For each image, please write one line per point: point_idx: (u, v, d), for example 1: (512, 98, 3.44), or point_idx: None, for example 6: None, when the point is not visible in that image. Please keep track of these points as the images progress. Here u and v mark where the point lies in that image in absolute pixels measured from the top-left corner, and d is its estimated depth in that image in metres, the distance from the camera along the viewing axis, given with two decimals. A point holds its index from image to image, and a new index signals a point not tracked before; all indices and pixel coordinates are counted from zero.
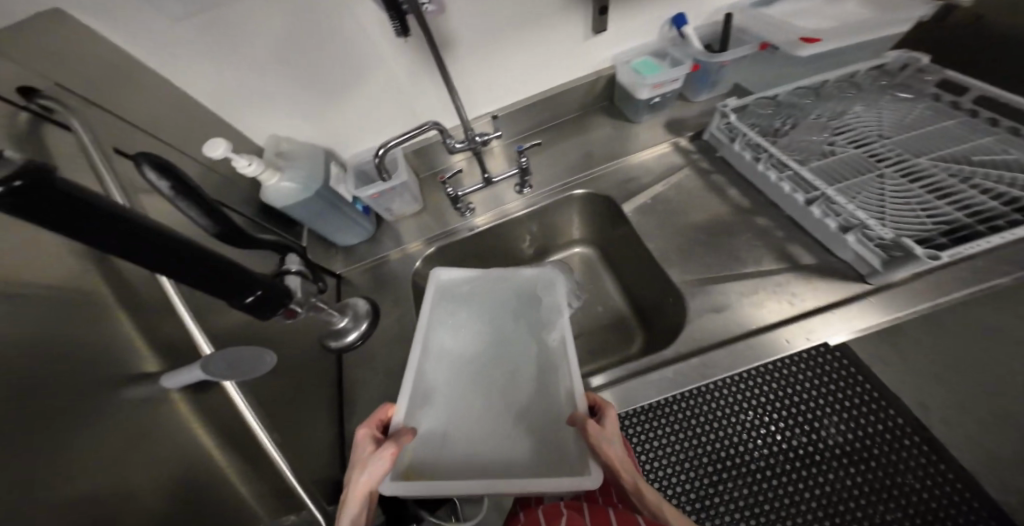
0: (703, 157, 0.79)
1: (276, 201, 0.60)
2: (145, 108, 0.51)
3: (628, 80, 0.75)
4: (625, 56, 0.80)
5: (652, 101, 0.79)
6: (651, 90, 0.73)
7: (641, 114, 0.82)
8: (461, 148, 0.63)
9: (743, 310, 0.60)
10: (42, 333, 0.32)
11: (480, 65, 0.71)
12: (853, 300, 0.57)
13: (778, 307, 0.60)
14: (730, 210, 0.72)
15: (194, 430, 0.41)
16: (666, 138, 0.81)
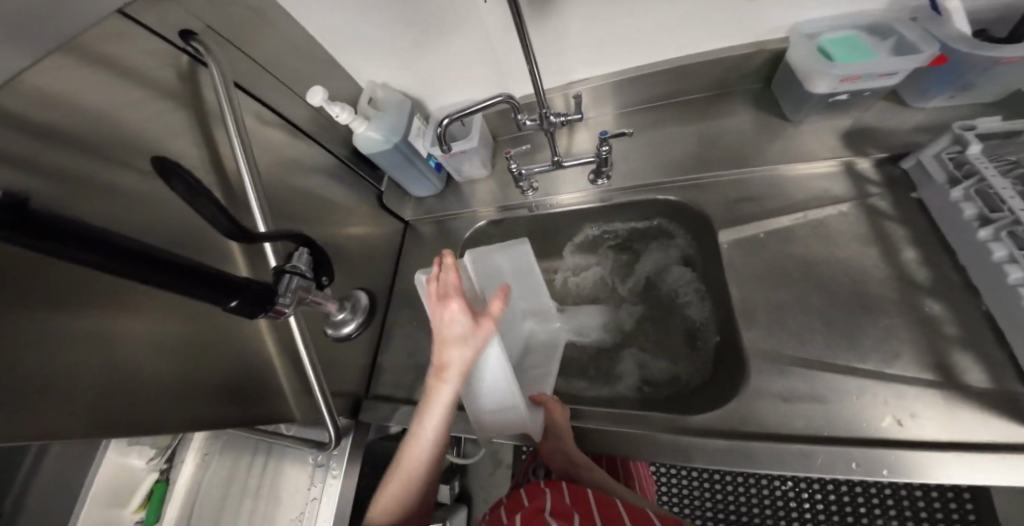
0: (879, 188, 0.54)
1: (364, 146, 0.67)
2: (271, 50, 0.57)
3: (802, 62, 0.52)
4: (818, 24, 0.54)
5: (832, 98, 0.54)
6: (835, 85, 0.50)
7: (806, 114, 0.58)
8: (530, 127, 0.56)
9: (816, 411, 0.45)
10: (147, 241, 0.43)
11: (594, 24, 0.58)
12: (1003, 455, 0.38)
13: (869, 427, 0.43)
14: (882, 276, 0.50)
15: (258, 327, 0.54)
16: (829, 147, 0.57)
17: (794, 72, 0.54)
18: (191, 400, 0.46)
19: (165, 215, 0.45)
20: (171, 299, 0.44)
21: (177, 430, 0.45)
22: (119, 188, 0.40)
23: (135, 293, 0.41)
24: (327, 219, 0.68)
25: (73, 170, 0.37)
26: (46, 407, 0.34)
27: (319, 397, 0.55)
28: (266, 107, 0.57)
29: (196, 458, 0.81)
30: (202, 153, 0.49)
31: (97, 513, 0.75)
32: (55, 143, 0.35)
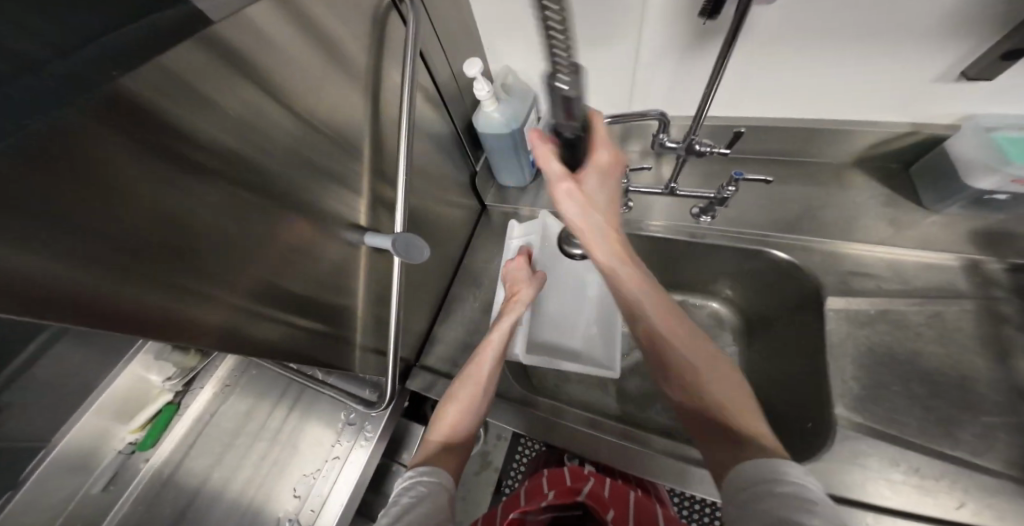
0: (981, 291, 0.56)
1: (481, 126, 0.70)
2: (446, 15, 0.60)
3: (968, 155, 0.55)
4: (993, 119, 0.56)
5: (986, 197, 0.56)
6: (1003, 183, 0.53)
7: (946, 207, 0.61)
8: (670, 148, 0.59)
9: (905, 489, 0.45)
10: (314, 156, 0.42)
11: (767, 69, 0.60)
12: None
13: (931, 502, 0.44)
14: (980, 377, 0.50)
15: (357, 267, 0.55)
16: (933, 243, 0.60)
17: (954, 159, 0.57)
18: (285, 325, 0.44)
19: (326, 156, 0.44)
20: (304, 214, 0.43)
21: (265, 355, 0.43)
22: (291, 131, 0.38)
23: (278, 227, 0.39)
24: (432, 190, 0.69)
25: (257, 113, 0.34)
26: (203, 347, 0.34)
27: (394, 357, 0.56)
28: (430, 77, 0.60)
29: (215, 387, 0.78)
30: (370, 110, 0.50)
31: (100, 422, 0.71)
32: (253, 84, 0.32)
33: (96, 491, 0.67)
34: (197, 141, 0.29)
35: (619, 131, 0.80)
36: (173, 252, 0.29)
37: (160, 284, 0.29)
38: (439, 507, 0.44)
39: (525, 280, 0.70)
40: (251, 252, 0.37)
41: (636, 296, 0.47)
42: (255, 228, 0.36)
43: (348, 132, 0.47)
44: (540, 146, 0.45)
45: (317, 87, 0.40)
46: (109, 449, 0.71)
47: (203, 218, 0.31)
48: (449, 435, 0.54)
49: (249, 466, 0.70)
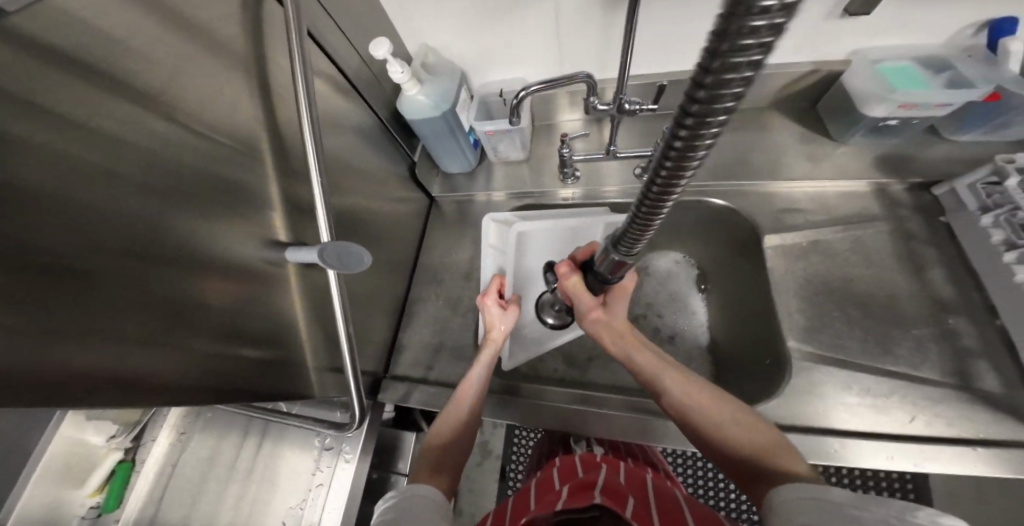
0: (892, 210, 0.62)
1: (406, 111, 0.66)
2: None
3: (861, 88, 0.59)
4: (876, 53, 0.60)
5: (881, 122, 0.61)
6: (892, 110, 0.57)
7: (853, 136, 0.65)
8: (602, 110, 0.58)
9: (861, 411, 0.52)
10: (206, 175, 0.39)
11: (673, 21, 0.62)
12: (956, 440, 0.49)
13: (855, 413, 0.52)
14: (888, 288, 0.58)
15: (289, 286, 0.52)
16: (849, 173, 0.65)
17: (850, 93, 0.61)
18: (209, 356, 0.42)
19: (221, 170, 0.41)
20: (205, 237, 0.40)
21: (194, 390, 0.40)
22: (174, 145, 0.35)
23: (177, 254, 0.37)
24: (364, 189, 0.65)
25: (116, 129, 0.30)
26: (103, 391, 0.32)
27: (347, 369, 0.54)
28: (333, 66, 0.56)
29: (172, 435, 0.74)
30: (263, 116, 0.46)
31: (47, 492, 0.64)
32: (110, 92, 0.30)
33: None
34: (42, 162, 0.26)
35: (553, 98, 0.78)
36: (36, 291, 0.27)
37: (27, 325, 0.26)
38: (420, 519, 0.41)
39: (498, 318, 0.65)
40: (149, 284, 0.35)
41: (660, 371, 0.53)
42: (144, 257, 0.34)
43: (241, 136, 0.43)
44: (569, 275, 0.62)
45: (191, 96, 0.36)
46: (69, 517, 0.66)
47: (69, 251, 0.28)
48: (439, 464, 0.51)
49: (226, 511, 0.67)
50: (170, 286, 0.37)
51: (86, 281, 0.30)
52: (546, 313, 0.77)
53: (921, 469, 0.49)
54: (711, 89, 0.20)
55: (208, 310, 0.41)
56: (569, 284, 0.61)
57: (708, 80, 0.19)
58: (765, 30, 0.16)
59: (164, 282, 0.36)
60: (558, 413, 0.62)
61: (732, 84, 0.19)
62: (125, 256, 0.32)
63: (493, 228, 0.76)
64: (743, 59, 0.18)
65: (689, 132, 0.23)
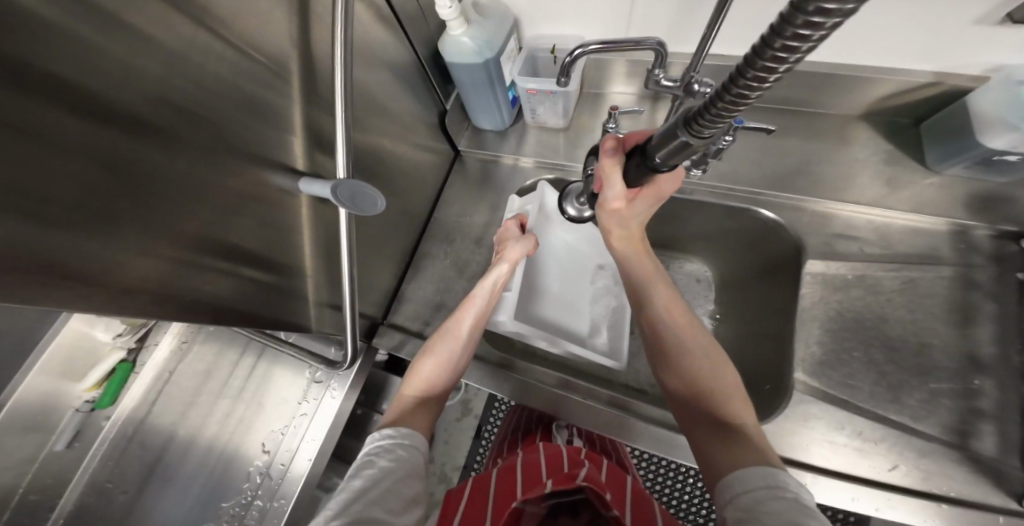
0: (951, 255, 0.56)
1: (448, 52, 0.60)
2: None
3: (990, 112, 0.51)
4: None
5: (995, 157, 0.54)
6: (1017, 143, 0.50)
7: (950, 167, 0.59)
8: (666, 87, 0.51)
9: (845, 451, 0.50)
10: (226, 83, 0.35)
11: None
12: (949, 501, 0.47)
13: (853, 455, 0.50)
14: (923, 338, 0.54)
15: (299, 219, 0.50)
16: (916, 207, 0.59)
17: (972, 117, 0.53)
18: (216, 277, 0.41)
19: (238, 80, 0.37)
20: (222, 152, 0.37)
21: (199, 310, 0.40)
22: (196, 45, 0.31)
23: (182, 165, 0.33)
24: (390, 130, 0.61)
25: (138, 18, 0.27)
26: (102, 299, 0.30)
27: (348, 313, 0.53)
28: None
29: (173, 343, 0.74)
30: (297, 31, 0.41)
31: (47, 384, 0.66)
32: None
33: (60, 448, 0.66)
34: (57, 50, 0.23)
35: (609, 65, 0.71)
36: (27, 175, 0.23)
37: (8, 209, 0.23)
38: (410, 477, 0.42)
39: (512, 242, 0.63)
40: (162, 200, 0.33)
41: (653, 282, 0.54)
42: (146, 162, 0.30)
43: (269, 46, 0.38)
44: (609, 155, 0.47)
45: None
46: (67, 405, 0.68)
47: (68, 139, 0.25)
48: (422, 392, 0.52)
49: (214, 422, 0.69)
50: (184, 201, 0.35)
51: (80, 176, 0.26)
52: (568, 204, 0.68)
53: (899, 519, 0.47)
54: (772, 57, 0.18)
55: (217, 229, 0.39)
56: (607, 169, 0.47)
57: (774, 48, 0.18)
58: (834, 13, 0.15)
59: (178, 197, 0.34)
60: (545, 396, 0.61)
61: (790, 55, 0.18)
62: (127, 155, 0.29)
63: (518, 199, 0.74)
64: (819, 23, 0.15)
65: (775, 49, 0.17)
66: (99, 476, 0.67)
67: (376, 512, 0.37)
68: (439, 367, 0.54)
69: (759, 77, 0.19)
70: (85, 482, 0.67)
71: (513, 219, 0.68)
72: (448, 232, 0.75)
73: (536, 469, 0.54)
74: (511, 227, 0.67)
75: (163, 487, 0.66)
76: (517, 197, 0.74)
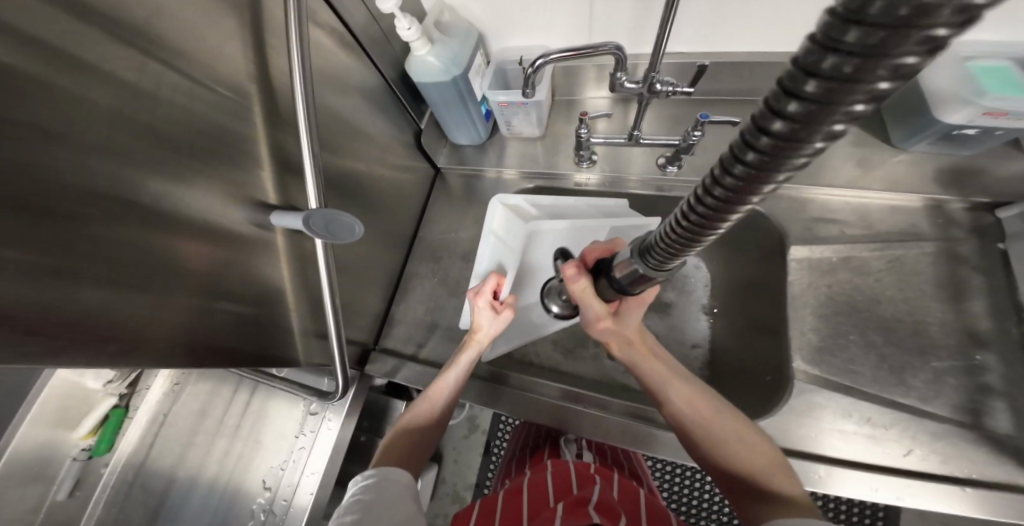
0: (936, 230, 0.56)
1: (415, 73, 0.61)
2: None
3: (941, 92, 0.53)
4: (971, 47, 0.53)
5: (955, 131, 0.54)
6: (974, 115, 0.51)
7: (915, 144, 0.58)
8: (630, 88, 0.52)
9: (856, 439, 0.49)
10: (190, 121, 0.36)
11: None
12: (967, 482, 0.45)
13: (863, 442, 0.48)
14: (916, 315, 0.54)
15: (277, 251, 0.50)
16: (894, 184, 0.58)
17: (930, 95, 0.54)
18: (196, 313, 0.40)
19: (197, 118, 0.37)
20: (193, 189, 0.37)
21: (178, 346, 0.39)
22: (152, 82, 0.32)
23: (142, 217, 0.33)
24: (364, 156, 0.61)
25: (84, 60, 0.27)
26: (68, 339, 0.30)
27: (333, 340, 0.52)
28: (339, 17, 0.51)
29: (166, 385, 0.74)
30: (254, 66, 0.42)
31: (43, 433, 0.66)
32: (77, 21, 0.26)
33: (62, 498, 0.66)
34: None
35: (577, 72, 0.72)
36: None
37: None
38: (396, 503, 0.42)
39: (489, 321, 0.58)
40: (132, 235, 0.33)
41: (664, 379, 0.49)
42: (104, 216, 0.30)
43: (227, 83, 0.39)
44: (577, 280, 0.48)
45: (168, 29, 0.33)
46: (64, 455, 0.67)
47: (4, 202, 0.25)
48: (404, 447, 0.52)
49: (213, 463, 0.68)
50: (155, 236, 0.35)
51: (20, 236, 0.26)
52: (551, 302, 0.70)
53: (917, 505, 0.45)
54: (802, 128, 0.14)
55: (195, 263, 0.39)
56: (580, 292, 0.48)
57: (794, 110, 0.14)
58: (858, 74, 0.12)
59: (149, 233, 0.34)
60: (544, 407, 0.60)
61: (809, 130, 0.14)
62: (89, 193, 0.29)
63: (500, 213, 0.69)
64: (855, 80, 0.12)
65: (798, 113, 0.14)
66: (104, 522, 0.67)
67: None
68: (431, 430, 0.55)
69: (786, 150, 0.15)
70: None
71: (487, 283, 0.60)
72: (436, 250, 0.75)
73: (541, 492, 0.53)
74: (482, 305, 0.59)
75: None
76: (500, 205, 0.69)
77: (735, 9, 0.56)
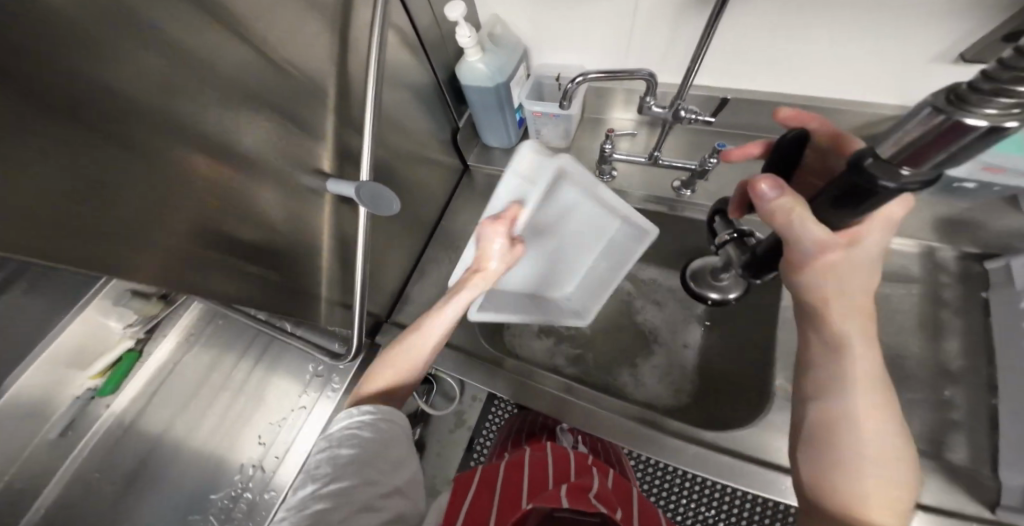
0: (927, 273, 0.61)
1: (465, 78, 0.66)
2: None
3: None
4: None
5: (956, 183, 0.60)
6: (974, 170, 0.56)
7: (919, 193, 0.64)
8: (656, 113, 0.57)
9: None
10: (262, 96, 0.41)
11: (754, 40, 0.61)
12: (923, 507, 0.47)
13: None
14: (897, 350, 0.58)
15: (323, 216, 0.55)
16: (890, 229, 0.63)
17: None
18: (246, 263, 0.45)
19: (276, 93, 0.42)
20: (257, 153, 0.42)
21: (230, 291, 0.44)
22: (240, 64, 0.37)
23: (205, 178, 0.37)
24: (406, 146, 0.66)
25: (187, 43, 0.32)
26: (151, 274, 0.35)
27: (358, 307, 0.56)
28: (408, 20, 0.58)
29: (178, 337, 0.77)
30: (336, 53, 0.48)
31: (53, 371, 0.67)
32: (187, 9, 0.31)
33: (53, 437, 0.66)
34: (117, 64, 0.28)
35: (608, 95, 0.78)
36: (25, 170, 0.25)
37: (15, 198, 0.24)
38: (396, 446, 0.46)
39: (501, 255, 0.55)
40: (204, 193, 0.37)
41: (852, 347, 0.39)
42: (174, 173, 0.34)
43: (307, 64, 0.45)
44: (777, 197, 0.37)
45: (263, 15, 0.38)
46: (68, 393, 0.68)
47: (79, 143, 0.27)
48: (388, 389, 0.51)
49: (215, 417, 0.71)
50: (222, 192, 0.39)
51: (101, 179, 0.29)
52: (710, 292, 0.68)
53: None
54: None
55: (250, 219, 0.44)
56: (794, 204, 0.37)
57: None
58: None
59: (217, 189, 0.39)
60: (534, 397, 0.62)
61: None
62: (176, 151, 0.34)
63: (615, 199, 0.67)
64: None
65: None
66: (85, 469, 0.66)
67: (361, 484, 0.41)
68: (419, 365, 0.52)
69: None
70: (73, 470, 0.66)
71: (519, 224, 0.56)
72: (456, 241, 0.80)
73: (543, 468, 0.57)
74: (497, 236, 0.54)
75: (150, 483, 0.66)
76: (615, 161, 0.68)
77: (764, 53, 0.63)
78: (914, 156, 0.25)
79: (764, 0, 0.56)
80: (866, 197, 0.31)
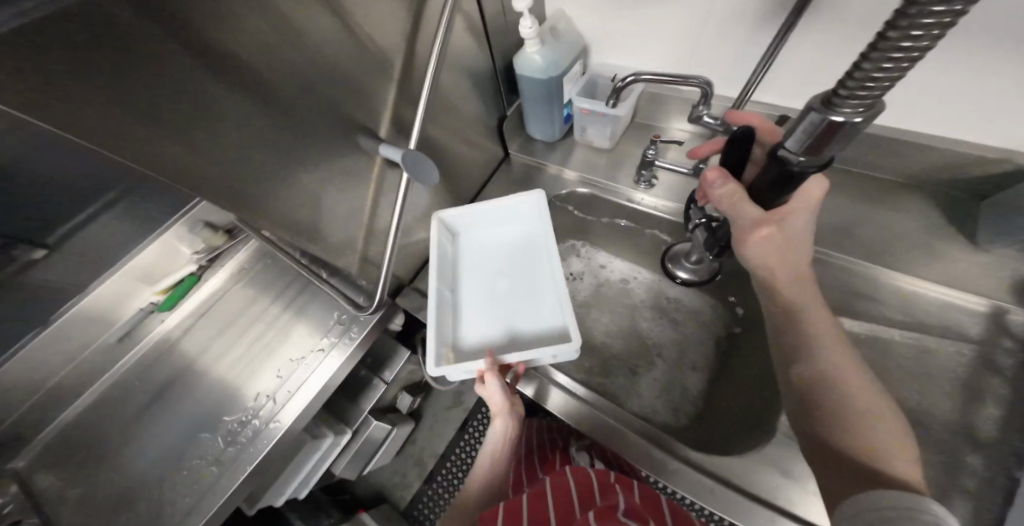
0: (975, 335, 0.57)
1: (520, 68, 0.67)
2: None
3: None
4: None
5: None
6: None
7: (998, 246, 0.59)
8: (708, 124, 0.56)
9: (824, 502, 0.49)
10: (339, 60, 0.43)
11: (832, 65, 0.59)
12: None
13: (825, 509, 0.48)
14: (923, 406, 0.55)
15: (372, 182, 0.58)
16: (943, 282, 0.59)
17: None
18: (298, 212, 0.48)
19: (351, 58, 0.45)
20: (327, 112, 0.45)
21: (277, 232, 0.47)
22: (323, 26, 0.40)
23: (280, 126, 0.40)
24: (455, 125, 0.68)
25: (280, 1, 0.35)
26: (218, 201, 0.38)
27: (384, 270, 0.59)
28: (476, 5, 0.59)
29: (233, 269, 0.83)
30: (408, 28, 0.51)
31: (125, 284, 0.71)
32: None
33: (112, 342, 0.73)
34: (222, 11, 0.31)
35: (661, 101, 0.77)
36: (128, 92, 0.29)
37: (122, 109, 0.29)
38: None
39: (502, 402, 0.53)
40: (277, 139, 0.41)
41: (816, 322, 0.47)
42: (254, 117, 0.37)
43: (380, 34, 0.47)
44: (723, 185, 0.47)
45: None
46: (134, 304, 0.74)
47: (181, 76, 0.31)
48: (485, 491, 0.62)
49: (241, 347, 0.76)
50: (294, 141, 0.42)
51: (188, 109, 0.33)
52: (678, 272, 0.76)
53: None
54: (887, 51, 0.24)
55: (310, 172, 0.47)
56: (734, 196, 0.46)
57: (886, 43, 0.24)
58: (938, 15, 0.21)
59: (290, 138, 0.42)
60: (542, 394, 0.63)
61: (904, 53, 0.23)
62: (257, 97, 0.37)
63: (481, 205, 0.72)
64: (927, 20, 0.21)
65: (883, 50, 0.24)
66: (129, 374, 0.74)
67: None
68: (496, 475, 0.61)
69: (883, 64, 0.24)
70: (116, 377, 0.73)
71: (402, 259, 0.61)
72: None
73: (565, 496, 0.57)
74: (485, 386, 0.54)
75: (180, 396, 0.72)
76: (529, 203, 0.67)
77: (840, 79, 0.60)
78: (813, 147, 0.33)
79: (850, 25, 0.53)
80: (790, 181, 0.39)
